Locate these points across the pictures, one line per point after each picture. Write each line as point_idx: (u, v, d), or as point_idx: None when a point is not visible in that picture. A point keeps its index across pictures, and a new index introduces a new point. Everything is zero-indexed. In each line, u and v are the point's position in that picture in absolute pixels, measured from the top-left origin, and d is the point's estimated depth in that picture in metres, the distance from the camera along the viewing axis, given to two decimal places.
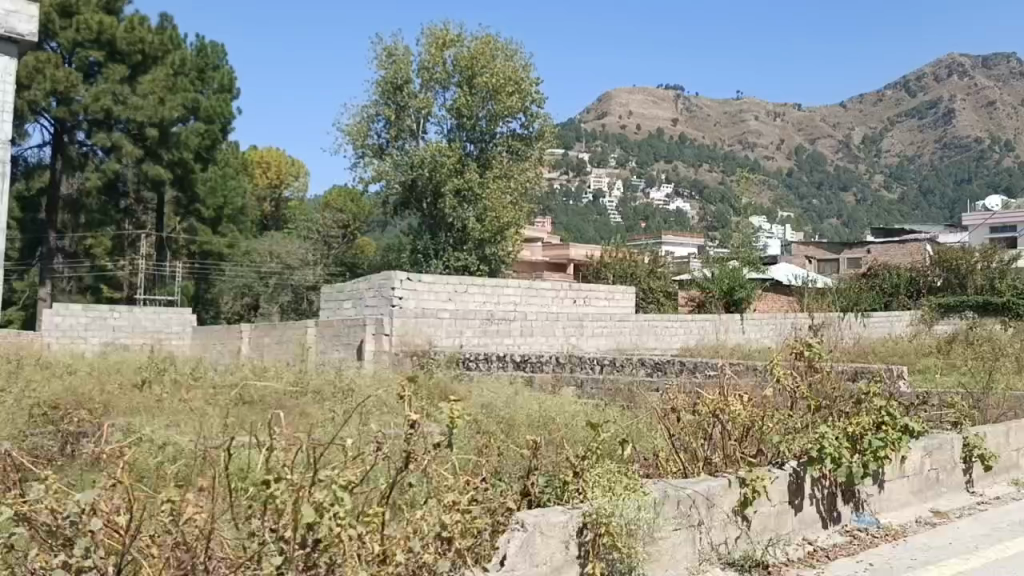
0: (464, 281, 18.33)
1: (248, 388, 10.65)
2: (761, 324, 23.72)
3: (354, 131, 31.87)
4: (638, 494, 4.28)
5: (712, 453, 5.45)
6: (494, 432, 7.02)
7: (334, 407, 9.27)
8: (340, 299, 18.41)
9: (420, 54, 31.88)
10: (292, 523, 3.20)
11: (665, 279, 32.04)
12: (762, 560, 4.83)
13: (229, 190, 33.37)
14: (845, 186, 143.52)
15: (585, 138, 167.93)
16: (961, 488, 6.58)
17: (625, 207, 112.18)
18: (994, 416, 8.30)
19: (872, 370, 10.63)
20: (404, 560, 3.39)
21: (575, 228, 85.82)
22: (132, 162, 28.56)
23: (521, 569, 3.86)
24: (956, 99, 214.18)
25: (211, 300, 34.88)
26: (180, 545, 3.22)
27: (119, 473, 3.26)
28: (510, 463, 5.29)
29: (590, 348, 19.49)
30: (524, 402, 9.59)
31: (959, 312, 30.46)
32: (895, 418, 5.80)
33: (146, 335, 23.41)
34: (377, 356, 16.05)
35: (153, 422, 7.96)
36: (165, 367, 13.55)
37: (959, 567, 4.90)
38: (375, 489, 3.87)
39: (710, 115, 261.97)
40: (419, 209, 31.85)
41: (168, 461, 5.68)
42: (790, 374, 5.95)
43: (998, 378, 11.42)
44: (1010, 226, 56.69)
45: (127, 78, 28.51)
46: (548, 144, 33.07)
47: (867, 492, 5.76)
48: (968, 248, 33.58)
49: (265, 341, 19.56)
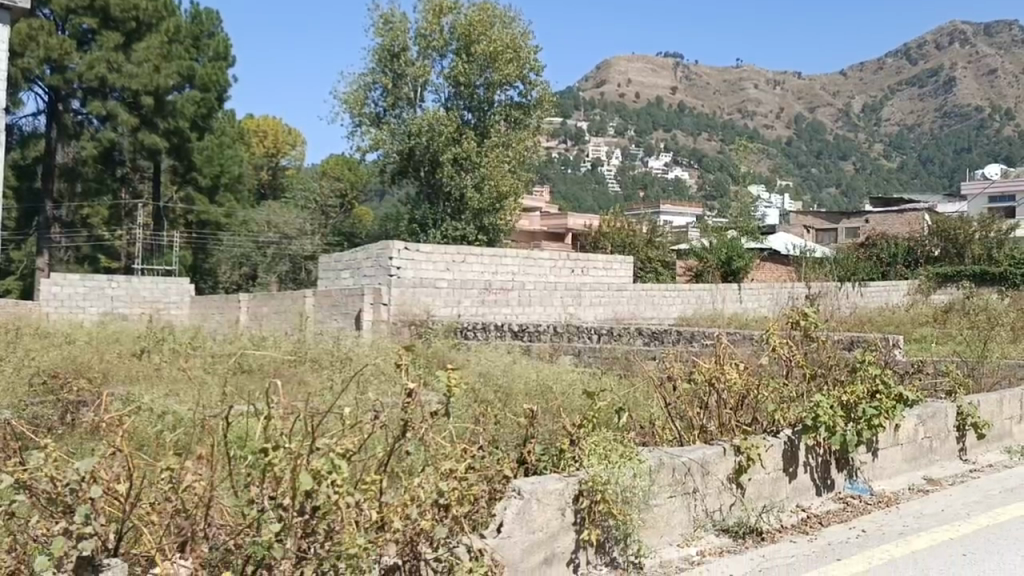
0: (462, 251, 18.31)
1: (247, 357, 10.73)
2: (759, 293, 23.78)
3: (351, 99, 31.67)
4: (634, 462, 4.34)
5: (708, 421, 5.48)
6: (491, 401, 7.09)
7: (333, 375, 9.34)
8: (338, 269, 18.43)
9: (416, 21, 31.59)
10: (290, 491, 3.22)
11: (664, 249, 32.05)
12: (756, 526, 4.91)
13: (225, 159, 33.34)
14: (845, 156, 142.98)
15: (583, 107, 166.98)
16: (954, 455, 6.65)
17: (624, 176, 111.80)
18: (988, 384, 8.37)
19: (868, 339, 10.67)
20: (402, 527, 3.44)
21: (572, 197, 85.71)
22: (128, 131, 28.38)
23: (518, 535, 3.92)
24: (958, 69, 212.50)
25: (210, 269, 33.99)
26: (179, 512, 3.27)
27: (118, 441, 3.28)
28: (507, 432, 5.32)
29: (588, 317, 19.54)
30: (520, 370, 9.67)
31: (955, 282, 30.51)
32: (889, 387, 5.82)
33: (145, 304, 23.42)
34: (375, 326, 16.09)
35: (152, 391, 7.99)
36: (164, 337, 13.60)
37: (952, 534, 4.97)
38: (372, 458, 3.90)
39: (709, 83, 260.33)
40: (417, 177, 31.65)
41: (167, 430, 5.75)
42: (786, 343, 5.97)
43: (993, 347, 11.48)
44: (1008, 196, 56.48)
45: (121, 46, 28.23)
46: (546, 113, 32.83)
47: (861, 460, 5.81)
48: (966, 217, 33.54)
49: (263, 311, 19.57)
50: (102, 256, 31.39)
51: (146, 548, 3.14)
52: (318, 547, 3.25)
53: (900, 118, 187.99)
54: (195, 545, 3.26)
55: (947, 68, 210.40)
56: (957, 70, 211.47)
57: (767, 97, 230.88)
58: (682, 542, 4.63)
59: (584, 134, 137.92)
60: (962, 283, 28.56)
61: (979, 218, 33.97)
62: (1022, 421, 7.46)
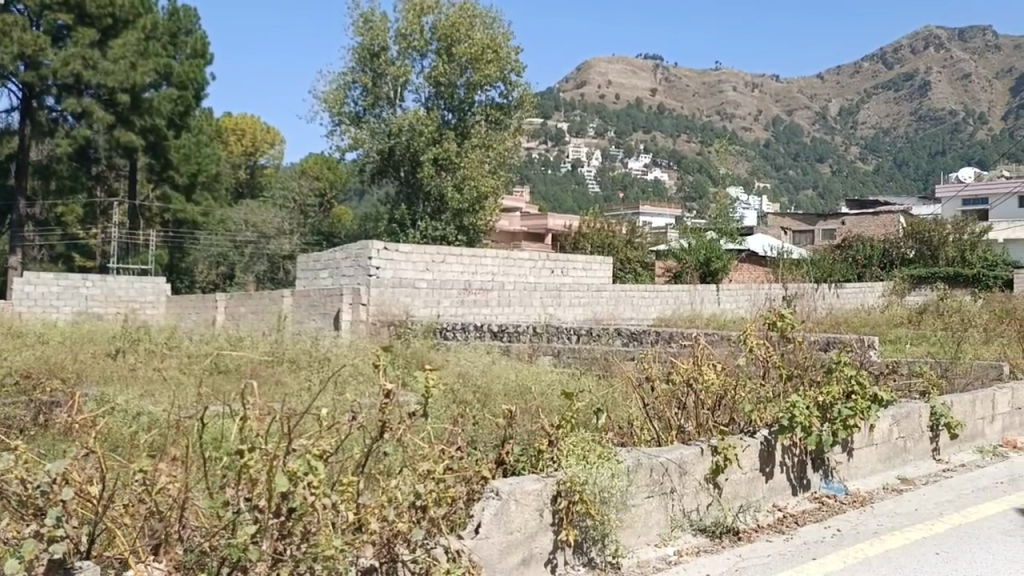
0: (441, 251, 18.34)
1: (223, 357, 10.64)
2: (737, 294, 23.94)
3: (330, 98, 31.59)
4: (611, 463, 4.34)
5: (686, 421, 5.52)
6: (470, 402, 7.12)
7: (310, 376, 9.31)
8: (317, 269, 18.35)
9: (397, 21, 31.47)
10: (266, 493, 3.20)
11: (643, 249, 32.31)
12: (733, 526, 4.95)
13: (203, 157, 33.16)
14: (822, 158, 144.38)
15: (563, 107, 167.47)
16: (927, 455, 6.72)
17: (603, 177, 112.14)
18: (960, 383, 8.55)
19: (843, 340, 10.82)
20: (379, 528, 3.44)
21: (553, 199, 85.75)
22: (103, 128, 28.06)
23: (496, 537, 3.90)
24: (932, 73, 215.63)
25: (187, 269, 33.54)
26: (154, 514, 3.27)
27: (90, 441, 3.25)
28: (485, 432, 5.30)
29: (568, 318, 19.60)
30: (499, 370, 9.72)
31: (930, 283, 30.94)
32: (865, 387, 5.86)
33: (120, 304, 23.20)
34: (354, 326, 16.02)
35: (127, 392, 7.91)
36: (139, 337, 13.46)
37: (926, 532, 5.03)
38: (349, 458, 3.88)
39: (688, 85, 261.68)
40: (397, 176, 31.59)
41: (141, 429, 5.73)
42: (762, 343, 6.02)
43: (969, 348, 11.60)
44: (981, 199, 57.28)
45: (96, 42, 27.95)
46: (527, 113, 32.82)
47: (835, 460, 5.87)
48: (939, 219, 34.11)
49: (241, 310, 19.44)
50: (77, 255, 30.96)
51: (119, 551, 3.12)
52: (294, 549, 3.22)
53: (876, 121, 190.28)
54: (169, 548, 3.25)
55: (922, 74, 213.28)
56: (931, 74, 214.57)
57: (745, 98, 232.66)
58: (659, 542, 4.66)
59: (563, 135, 138.06)
60: (935, 285, 28.99)
61: (952, 220, 34.56)
62: (994, 420, 7.54)
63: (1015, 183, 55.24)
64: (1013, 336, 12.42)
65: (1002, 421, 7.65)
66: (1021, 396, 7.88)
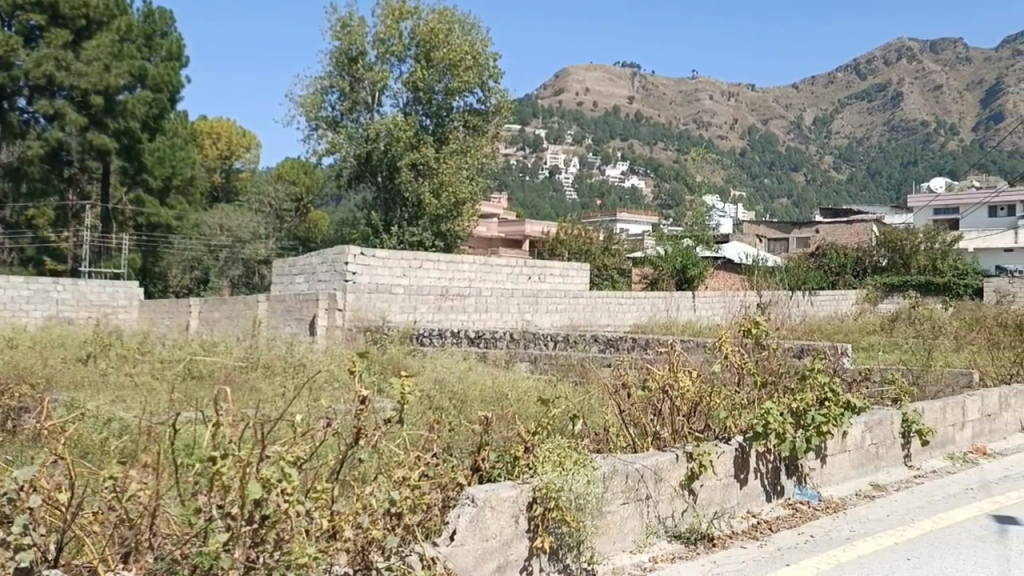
0: (418, 256, 18.32)
1: (196, 362, 10.55)
2: (712, 300, 24.02)
3: (307, 103, 31.45)
4: (587, 470, 4.35)
5: (662, 428, 5.56)
6: (446, 408, 7.12)
7: (285, 382, 9.27)
8: (292, 273, 18.24)
9: (375, 26, 31.35)
10: (238, 500, 3.17)
11: (619, 257, 32.59)
12: (707, 533, 4.95)
13: (177, 160, 32.63)
14: (797, 167, 145.84)
15: (540, 114, 168.20)
16: (898, 462, 6.79)
17: (580, 183, 112.42)
18: (931, 391, 8.66)
19: (818, 347, 10.92)
20: (353, 536, 3.41)
21: (531, 205, 85.92)
22: (76, 130, 28.02)
23: (471, 544, 3.87)
24: (905, 85, 219.02)
25: (160, 273, 33.37)
26: (124, 522, 3.21)
27: (59, 448, 3.23)
28: (461, 439, 5.28)
29: (544, 324, 19.62)
30: (475, 376, 9.69)
31: (902, 291, 31.32)
32: (839, 394, 5.91)
33: (92, 308, 22.93)
34: (329, 332, 15.91)
35: (98, 397, 7.82)
36: (110, 341, 13.33)
37: (897, 538, 5.07)
38: (323, 465, 3.84)
39: (665, 93, 263.23)
40: (374, 182, 31.47)
41: (111, 434, 5.69)
42: (736, 350, 6.08)
43: (939, 356, 11.72)
44: (951, 209, 58.25)
45: (70, 44, 27.98)
46: (505, 120, 32.82)
47: (809, 467, 5.91)
48: (910, 228, 34.62)
49: (215, 315, 19.27)
50: (48, 259, 30.32)
51: (89, 558, 3.09)
52: (266, 557, 3.19)
53: (849, 131, 192.72)
54: (139, 556, 3.20)
55: (895, 86, 216.48)
56: (904, 86, 217.93)
57: (722, 107, 234.56)
58: (634, 549, 4.66)
59: (541, 142, 138.30)
60: (907, 293, 29.38)
61: (923, 229, 35.07)
62: (965, 427, 7.62)
63: (984, 194, 56.28)
64: (983, 343, 12.58)
65: (972, 428, 7.73)
66: (990, 404, 7.97)
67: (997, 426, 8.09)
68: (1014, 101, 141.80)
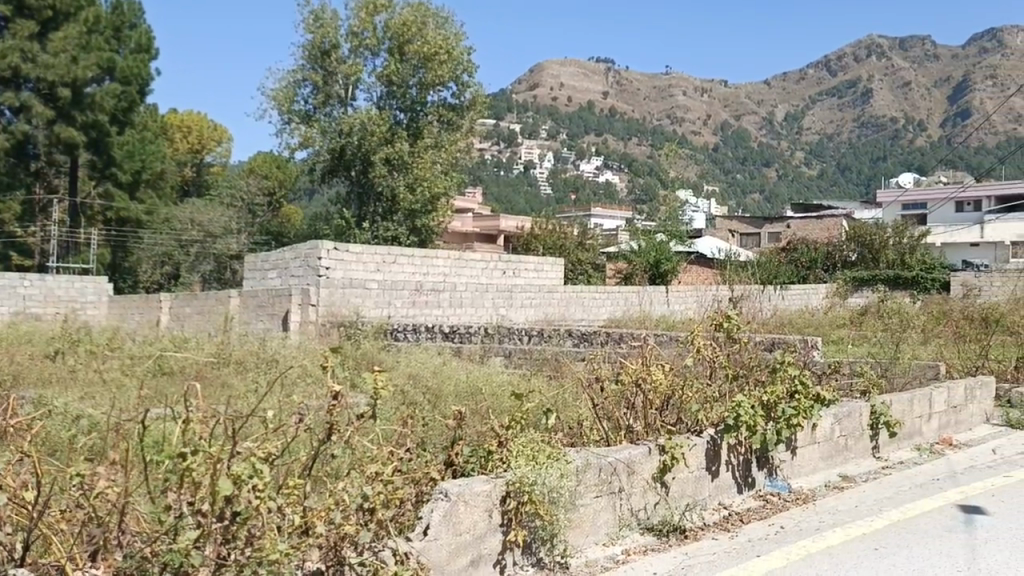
0: (392, 252, 18.20)
1: (166, 359, 10.45)
2: (685, 295, 24.16)
3: (279, 96, 31.19)
4: (560, 464, 4.37)
5: (634, 421, 5.58)
6: (420, 403, 7.13)
7: (257, 378, 9.20)
8: (265, 269, 18.11)
9: (348, 19, 31.14)
10: (209, 497, 3.15)
11: (594, 252, 32.70)
12: (679, 525, 5.00)
13: (147, 154, 32.27)
14: (769, 163, 147.07)
15: (515, 110, 167.89)
16: (867, 453, 6.89)
17: (555, 178, 112.37)
18: (899, 384, 8.81)
19: (788, 341, 11.06)
20: (325, 532, 3.39)
21: (505, 200, 85.72)
22: (43, 124, 27.63)
23: (445, 539, 3.87)
24: (875, 82, 221.64)
25: (129, 269, 32.65)
26: (92, 520, 3.17)
27: (24, 446, 3.21)
28: (435, 435, 5.28)
29: (518, 319, 19.66)
30: (449, 371, 9.70)
31: (871, 286, 31.71)
32: (809, 386, 5.96)
33: (60, 304, 22.64)
34: (302, 327, 15.80)
35: (66, 394, 7.71)
36: (79, 338, 13.13)
37: (865, 529, 5.15)
38: (296, 461, 3.82)
39: (640, 88, 263.86)
40: (347, 176, 31.20)
41: (78, 431, 5.62)
42: (708, 345, 6.14)
43: (906, 349, 11.86)
44: (919, 204, 59.14)
45: (36, 35, 27.70)
46: (479, 114, 32.72)
47: (780, 458, 5.99)
48: (879, 223, 35.14)
49: (186, 311, 19.06)
50: (14, 255, 29.92)
51: (55, 557, 3.05)
52: (238, 554, 3.17)
53: (821, 128, 194.67)
54: (107, 554, 3.14)
55: (865, 83, 218.74)
56: (874, 84, 220.49)
57: (696, 101, 235.74)
58: (606, 542, 4.69)
59: (515, 137, 138.12)
60: (876, 287, 29.76)
61: (892, 224, 35.62)
62: (932, 419, 7.75)
63: (951, 190, 57.17)
64: (949, 336, 12.79)
65: (939, 420, 7.86)
66: (956, 396, 8.09)
67: (962, 418, 8.23)
68: (981, 100, 144.28)
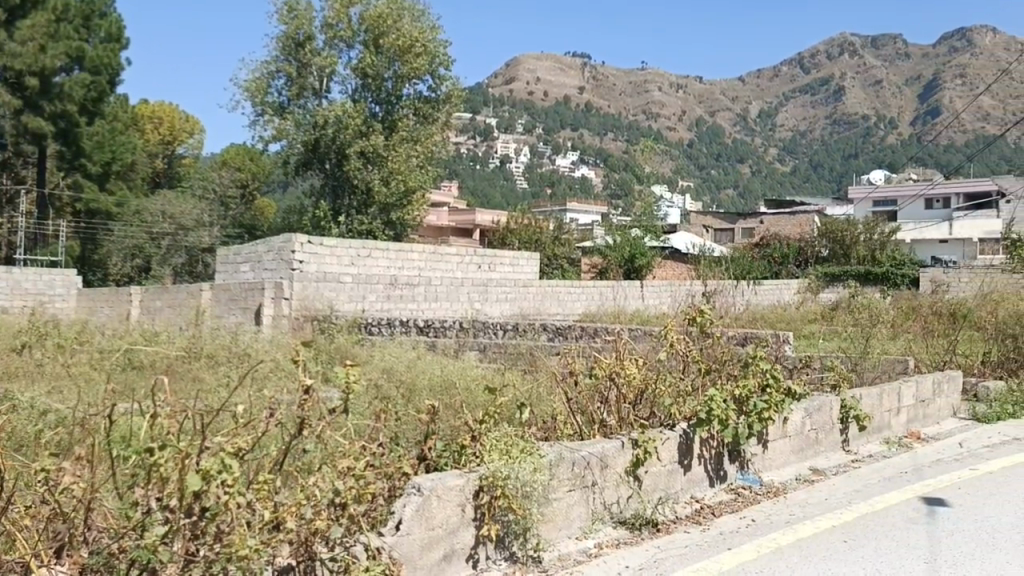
0: (367, 246, 18.01)
1: (137, 353, 10.33)
2: (660, 290, 24.23)
3: (252, 87, 30.85)
4: (533, 458, 4.38)
5: (608, 416, 5.61)
6: (393, 397, 7.08)
7: (229, 372, 9.12)
8: (237, 262, 17.94)
9: (323, 10, 30.81)
10: (177, 493, 3.12)
11: (569, 246, 32.91)
12: (651, 518, 5.03)
13: (118, 146, 31.81)
14: (743, 158, 148.03)
15: (491, 103, 167.34)
16: (836, 447, 6.96)
17: (531, 172, 112.24)
18: (868, 378, 8.94)
19: (762, 335, 11.14)
20: (296, 527, 3.36)
21: (481, 194, 85.52)
22: (10, 113, 27.13)
23: (417, 533, 3.86)
24: (849, 79, 223.69)
25: (99, 261, 32.15)
26: (58, 517, 3.13)
27: None
28: (409, 428, 5.25)
29: (494, 313, 19.64)
30: (424, 366, 9.63)
31: (842, 281, 32.08)
32: (780, 381, 6.01)
33: (28, 297, 22.33)
34: (275, 321, 15.67)
35: (32, 388, 7.59)
36: (47, 332, 12.94)
37: (834, 522, 5.21)
38: (267, 456, 3.79)
39: (616, 84, 264.21)
40: (322, 169, 30.90)
41: (44, 426, 5.52)
42: (682, 339, 6.17)
43: (876, 344, 11.98)
44: (889, 201, 59.96)
45: (2, 23, 27.25)
46: (454, 108, 32.51)
47: (751, 452, 6.03)
48: (851, 219, 35.53)
49: (157, 304, 18.83)
50: None
51: (20, 554, 3.00)
52: (207, 549, 3.12)
53: (795, 124, 196.36)
54: (73, 551, 3.10)
55: (839, 81, 220.75)
56: (847, 81, 222.61)
57: (672, 97, 236.58)
58: (580, 535, 4.71)
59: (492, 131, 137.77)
60: (847, 282, 30.12)
61: (862, 220, 36.11)
62: (900, 412, 7.85)
63: (920, 187, 58.00)
64: (919, 332, 12.97)
65: (907, 414, 7.97)
66: (924, 389, 8.21)
67: (931, 411, 8.35)
68: (952, 99, 146.32)
